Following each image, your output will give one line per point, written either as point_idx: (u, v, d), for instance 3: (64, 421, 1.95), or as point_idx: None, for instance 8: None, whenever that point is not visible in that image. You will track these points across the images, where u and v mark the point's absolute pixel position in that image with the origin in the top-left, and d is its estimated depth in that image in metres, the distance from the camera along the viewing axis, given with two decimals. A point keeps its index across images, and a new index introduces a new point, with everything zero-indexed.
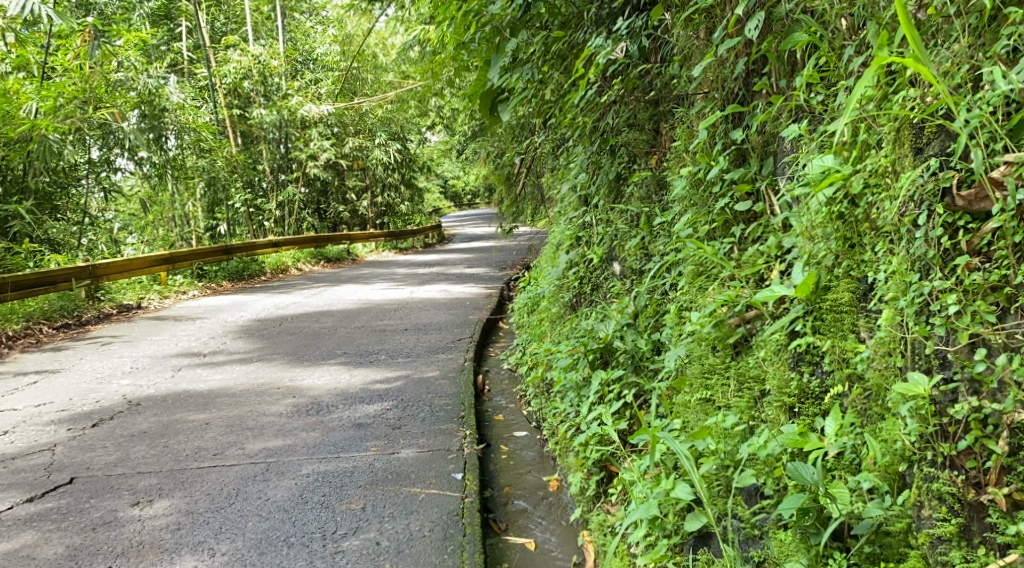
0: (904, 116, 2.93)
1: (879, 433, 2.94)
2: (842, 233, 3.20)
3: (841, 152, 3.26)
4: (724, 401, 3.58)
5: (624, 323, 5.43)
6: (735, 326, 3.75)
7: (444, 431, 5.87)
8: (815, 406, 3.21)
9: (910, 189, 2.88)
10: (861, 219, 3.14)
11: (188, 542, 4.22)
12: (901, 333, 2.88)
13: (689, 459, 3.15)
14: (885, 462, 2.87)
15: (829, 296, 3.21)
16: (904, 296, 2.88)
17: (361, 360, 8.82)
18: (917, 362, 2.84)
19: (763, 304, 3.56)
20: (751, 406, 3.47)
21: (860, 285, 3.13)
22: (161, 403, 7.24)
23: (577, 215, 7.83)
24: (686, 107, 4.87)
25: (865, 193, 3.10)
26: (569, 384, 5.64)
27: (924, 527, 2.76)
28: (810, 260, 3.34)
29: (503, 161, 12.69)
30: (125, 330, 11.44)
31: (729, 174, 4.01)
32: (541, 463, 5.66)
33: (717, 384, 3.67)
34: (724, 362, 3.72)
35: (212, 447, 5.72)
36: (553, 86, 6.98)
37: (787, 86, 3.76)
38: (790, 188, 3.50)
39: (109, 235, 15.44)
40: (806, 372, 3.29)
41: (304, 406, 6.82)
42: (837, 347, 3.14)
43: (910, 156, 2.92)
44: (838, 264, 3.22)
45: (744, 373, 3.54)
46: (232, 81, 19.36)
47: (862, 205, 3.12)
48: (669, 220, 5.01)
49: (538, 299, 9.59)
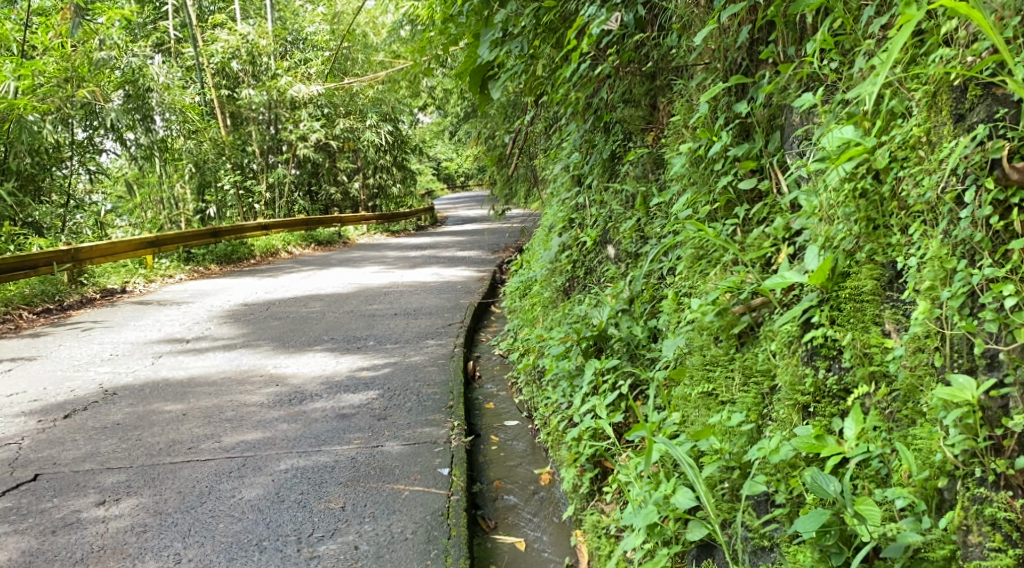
0: (942, 79, 2.68)
1: (912, 442, 2.66)
2: (864, 213, 2.92)
3: (861, 123, 3.00)
4: (728, 396, 3.32)
5: (619, 310, 5.21)
6: (739, 315, 3.44)
7: (431, 422, 5.61)
8: (833, 406, 2.93)
9: (954, 162, 2.62)
10: (887, 197, 2.87)
11: (152, 546, 3.97)
12: (939, 327, 2.61)
13: (693, 468, 2.87)
14: (922, 478, 2.59)
15: (848, 284, 2.94)
16: (945, 286, 2.60)
17: (349, 346, 8.55)
18: (959, 361, 2.58)
19: (771, 292, 3.28)
20: (761, 404, 3.21)
21: (885, 272, 2.86)
22: (138, 392, 6.96)
23: (570, 196, 7.59)
24: (685, 79, 4.59)
25: (892, 167, 2.85)
26: (562, 373, 5.37)
27: (971, 557, 2.47)
28: (826, 245, 3.06)
29: (495, 141, 12.40)
30: (107, 315, 11.15)
31: (734, 150, 3.72)
32: (532, 455, 5.42)
33: (720, 376, 3.41)
34: (728, 354, 3.45)
35: (187, 440, 5.45)
36: (545, 61, 6.70)
37: (798, 53, 3.49)
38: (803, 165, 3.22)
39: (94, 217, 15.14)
40: (822, 368, 3.00)
41: (286, 395, 6.56)
42: (857, 340, 2.87)
43: (949, 125, 2.67)
44: (859, 248, 2.95)
45: (750, 366, 3.29)
46: (219, 61, 18.99)
47: (887, 180, 2.86)
48: (667, 202, 4.73)
49: (531, 283, 9.32)
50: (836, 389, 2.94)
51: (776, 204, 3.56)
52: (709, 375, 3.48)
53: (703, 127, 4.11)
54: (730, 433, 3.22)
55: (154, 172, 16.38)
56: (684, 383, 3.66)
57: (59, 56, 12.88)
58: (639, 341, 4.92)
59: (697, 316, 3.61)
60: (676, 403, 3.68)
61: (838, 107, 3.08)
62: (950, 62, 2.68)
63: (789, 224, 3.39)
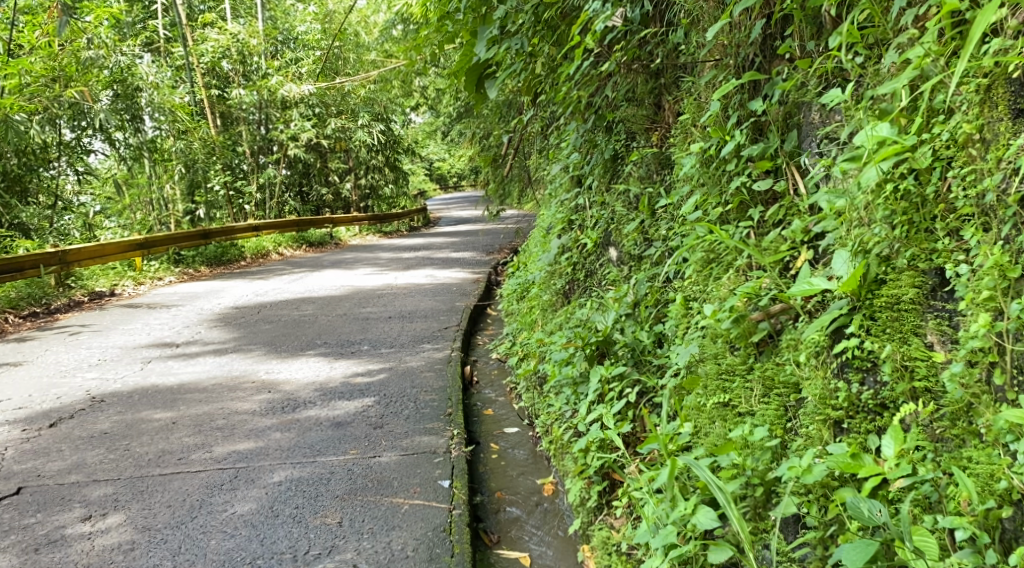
0: (1000, 72, 2.60)
1: (969, 466, 2.51)
2: (906, 217, 2.80)
3: (897, 123, 2.87)
4: (747, 408, 3.17)
5: (623, 314, 5.08)
6: (758, 323, 3.27)
7: (429, 431, 5.44)
8: (869, 422, 2.79)
9: (1015, 160, 2.53)
10: (931, 201, 2.75)
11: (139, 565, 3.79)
12: (999, 340, 2.50)
13: (726, 494, 2.68)
14: (985, 509, 2.43)
15: (884, 292, 2.80)
16: (1009, 295, 2.48)
17: (343, 351, 8.37)
18: (1019, 375, 2.47)
19: (793, 299, 3.12)
20: (785, 417, 3.06)
21: (927, 280, 2.74)
22: (127, 399, 6.78)
23: (569, 197, 7.47)
24: (694, 77, 4.44)
25: (937, 166, 2.75)
26: (565, 380, 5.20)
27: None
28: (860, 252, 2.92)
29: (490, 141, 12.23)
30: (95, 318, 10.94)
31: (749, 150, 3.58)
32: (535, 464, 5.26)
33: (737, 388, 3.25)
34: (746, 364, 3.31)
35: (177, 450, 5.27)
36: (545, 59, 6.55)
37: (820, 49, 3.35)
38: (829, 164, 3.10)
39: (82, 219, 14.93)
40: (855, 382, 2.86)
41: (279, 402, 6.39)
42: (898, 353, 2.73)
43: (1005, 121, 2.59)
44: (898, 254, 2.82)
45: (772, 378, 3.13)
46: (209, 61, 18.79)
47: (933, 182, 2.74)
48: (675, 204, 4.58)
49: (529, 286, 9.15)
50: (872, 404, 2.80)
51: (794, 208, 3.42)
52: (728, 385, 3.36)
53: (715, 126, 3.96)
54: (753, 447, 3.07)
55: (144, 173, 16.18)
56: (700, 393, 3.52)
57: (46, 55, 12.67)
58: (644, 347, 4.77)
59: (715, 324, 3.47)
60: (689, 413, 3.53)
61: (873, 103, 2.95)
62: (1005, 55, 2.62)
63: (811, 228, 3.25)
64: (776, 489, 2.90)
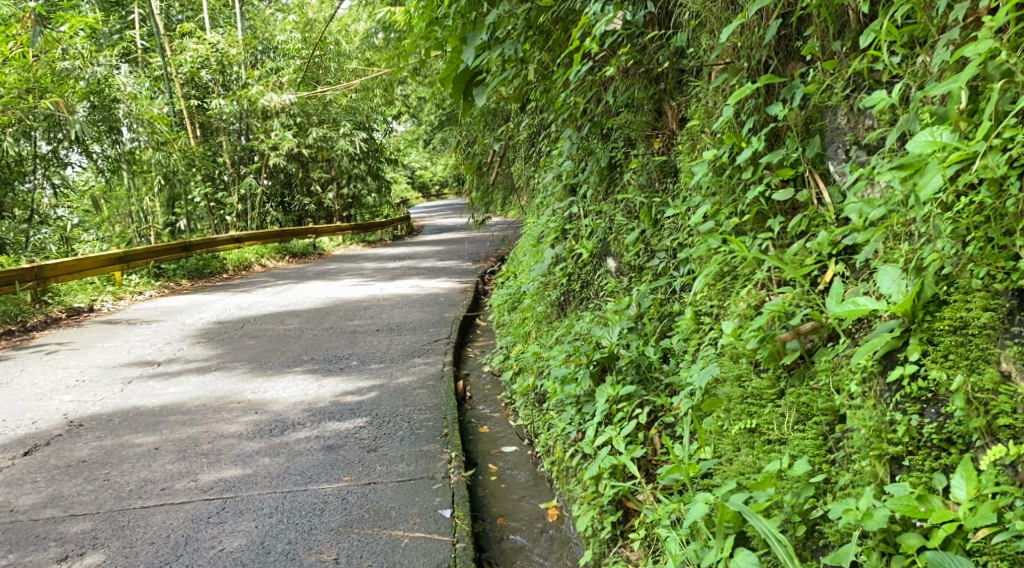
0: None
1: None
2: (980, 232, 2.56)
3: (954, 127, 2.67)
4: (779, 435, 2.98)
5: (627, 328, 4.87)
6: (787, 343, 3.07)
7: (426, 453, 5.20)
8: (933, 459, 2.57)
9: None
10: (1012, 216, 2.51)
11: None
12: None
13: None
14: None
15: (946, 314, 2.60)
16: None
17: (331, 367, 8.10)
18: None
19: (822, 314, 3.00)
20: (825, 446, 2.85)
21: (1001, 303, 2.51)
22: (107, 423, 6.49)
23: (562, 206, 7.27)
24: (701, 82, 4.24)
25: (1013, 177, 2.52)
26: (568, 399, 4.97)
27: None
28: (913, 271, 2.71)
29: (475, 149, 12.01)
30: (73, 336, 10.61)
31: (766, 156, 3.37)
32: (536, 487, 5.03)
33: (769, 414, 3.06)
34: (775, 388, 3.10)
35: (160, 478, 5.02)
36: (536, 65, 6.35)
37: (847, 49, 3.15)
38: (870, 170, 2.92)
39: (59, 233, 14.57)
40: (914, 412, 2.63)
41: (266, 424, 6.12)
42: (968, 383, 2.51)
43: None
44: (967, 272, 2.59)
45: (810, 404, 2.94)
46: (188, 71, 18.51)
47: (1012, 192, 2.51)
48: (684, 215, 4.37)
49: (520, 297, 8.92)
50: (936, 439, 2.56)
51: (820, 219, 3.21)
52: (754, 411, 3.14)
53: (728, 132, 3.76)
54: (790, 480, 2.85)
55: (123, 185, 15.86)
56: (722, 417, 3.30)
57: (20, 66, 12.24)
58: (650, 364, 4.57)
59: (740, 344, 3.26)
60: (709, 437, 3.31)
61: (921, 107, 2.74)
62: None
63: (841, 241, 3.06)
64: (820, 528, 2.72)
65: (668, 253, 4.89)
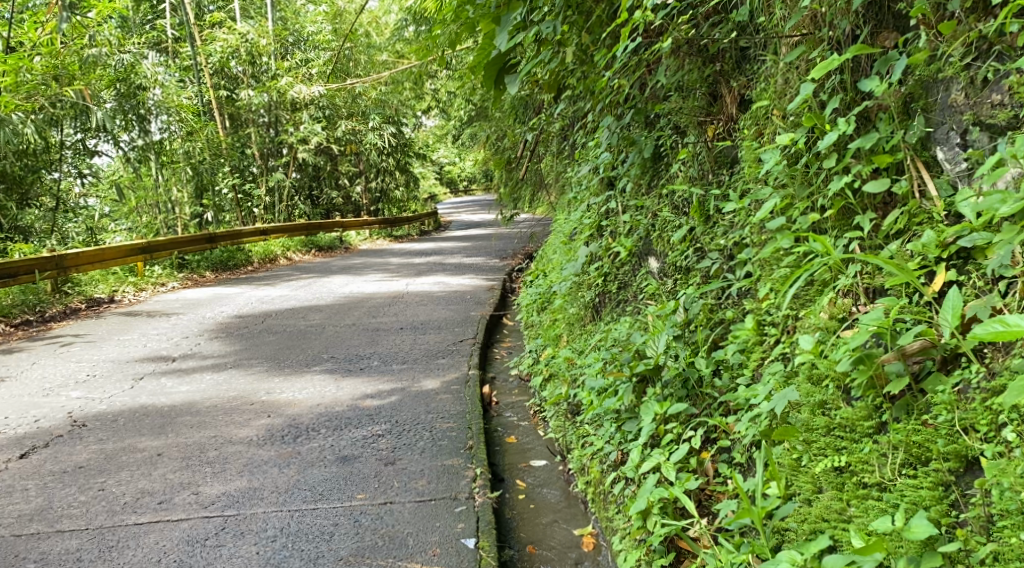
0: None
1: None
2: None
3: None
4: (884, 480, 2.50)
5: (674, 336, 4.39)
6: (891, 367, 2.57)
7: (448, 469, 4.73)
8: None
9: None
10: None
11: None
12: None
13: None
14: None
15: None
16: None
17: (351, 367, 7.66)
18: None
19: (941, 334, 2.51)
20: (947, 499, 2.37)
21: None
22: (111, 424, 6.07)
23: (599, 201, 6.79)
24: (770, 57, 3.74)
25: None
26: (607, 412, 4.49)
27: None
28: None
29: (505, 143, 11.53)
30: (91, 328, 10.24)
31: (860, 140, 2.87)
32: (570, 509, 4.57)
33: (867, 452, 2.57)
34: (872, 421, 2.61)
35: (159, 490, 4.58)
36: (575, 48, 5.84)
37: (967, 11, 2.66)
38: (1006, 157, 2.42)
39: (88, 223, 14.28)
40: None
41: (279, 429, 5.67)
42: None
43: None
44: None
45: (924, 445, 2.45)
46: (218, 61, 18.15)
47: None
48: (747, 212, 3.86)
49: (551, 297, 8.42)
50: None
51: (924, 218, 2.71)
52: (844, 445, 2.64)
53: (806, 112, 3.26)
54: (902, 541, 2.36)
55: (151, 176, 15.54)
56: (799, 447, 2.80)
57: (46, 52, 11.76)
58: (701, 377, 4.08)
59: (824, 364, 2.76)
60: (778, 469, 2.83)
61: None
62: None
63: (954, 243, 2.56)
64: None
65: (722, 253, 4.39)
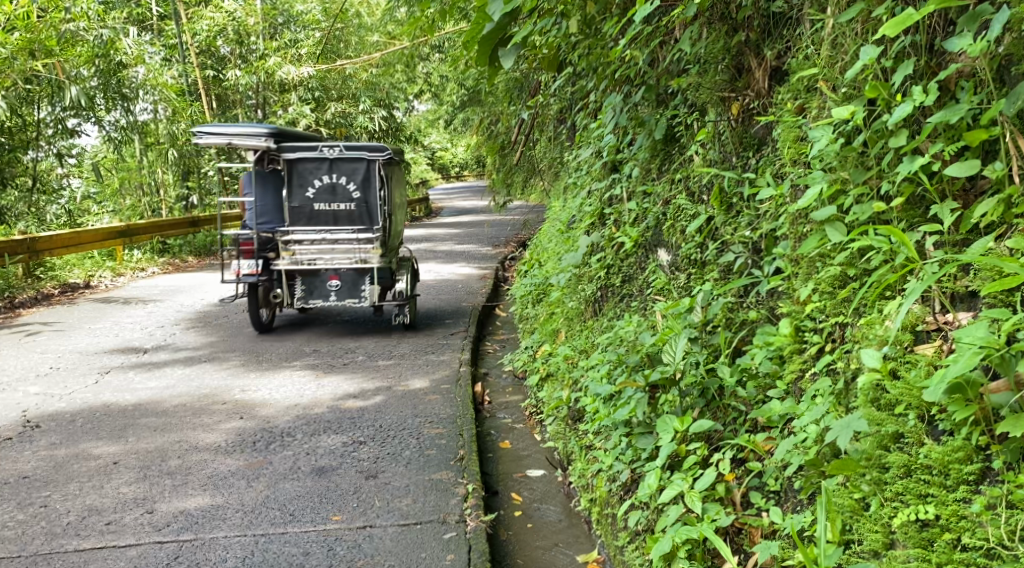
0: None
1: None
2: None
3: None
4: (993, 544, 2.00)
5: (691, 338, 3.89)
6: (996, 398, 2.07)
7: (438, 486, 4.22)
8: None
9: None
10: None
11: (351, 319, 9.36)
12: None
13: None
14: None
15: None
16: None
17: (333, 362, 7.12)
18: None
19: None
20: None
21: None
22: (68, 424, 5.54)
23: (602, 186, 6.25)
24: (818, 21, 3.20)
25: None
26: (612, 425, 3.98)
27: None
28: None
29: (499, 126, 10.97)
30: (61, 315, 9.68)
31: (944, 115, 2.37)
32: (572, 530, 4.07)
33: (965, 505, 2.09)
34: (971, 465, 2.11)
35: (109, 507, 4.06)
36: (578, 19, 5.27)
37: None
38: None
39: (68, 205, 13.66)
40: None
41: (251, 433, 5.16)
42: None
43: None
44: None
45: None
46: (204, 41, 17.42)
47: None
48: (786, 199, 3.35)
49: (548, 289, 7.88)
50: None
51: None
52: (930, 493, 2.16)
53: (867, 81, 2.75)
54: None
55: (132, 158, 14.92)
56: (864, 487, 2.34)
57: (22, 26, 10.83)
58: (723, 387, 3.59)
59: (899, 390, 2.28)
60: (838, 514, 2.38)
61: None
62: None
63: None
64: None
65: (746, 246, 3.87)
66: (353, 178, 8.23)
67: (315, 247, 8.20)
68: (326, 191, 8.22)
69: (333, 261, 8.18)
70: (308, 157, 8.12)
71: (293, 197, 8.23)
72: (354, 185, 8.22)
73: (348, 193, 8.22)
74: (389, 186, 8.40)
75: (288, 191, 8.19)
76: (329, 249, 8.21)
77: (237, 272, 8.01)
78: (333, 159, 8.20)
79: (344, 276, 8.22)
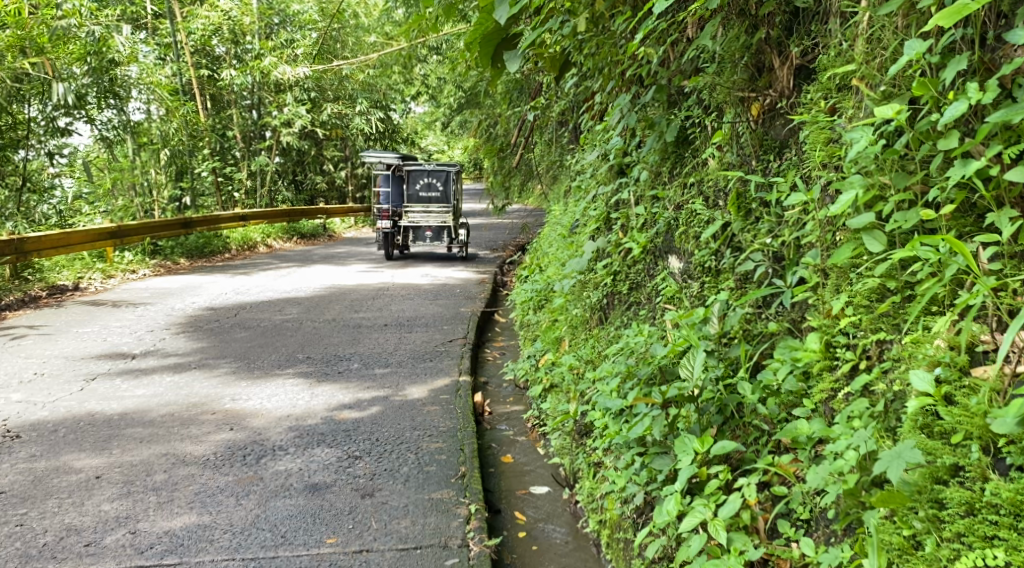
0: None
1: None
2: None
3: None
4: None
5: (708, 351, 3.67)
6: None
7: (439, 506, 3.99)
8: None
9: None
10: None
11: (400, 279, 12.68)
12: None
13: None
14: None
15: None
16: None
17: (328, 370, 6.89)
18: None
19: None
20: None
21: None
22: (50, 435, 5.29)
23: (607, 190, 6.02)
24: (851, 15, 2.99)
25: None
26: (623, 443, 3.76)
27: None
28: None
29: (497, 128, 10.78)
30: (47, 318, 9.42)
31: (1004, 114, 2.17)
32: (578, 553, 3.86)
33: None
34: None
35: (89, 527, 3.82)
36: (585, 18, 5.05)
37: None
38: None
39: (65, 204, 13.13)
40: None
41: (240, 446, 4.92)
42: None
43: None
44: None
45: None
46: (198, 40, 17.05)
47: None
48: (814, 204, 3.14)
49: (550, 295, 7.68)
50: None
51: None
52: (997, 535, 1.97)
53: (912, 80, 2.54)
54: None
55: (124, 158, 14.65)
56: (916, 524, 2.14)
57: (12, 23, 10.53)
58: (744, 404, 3.37)
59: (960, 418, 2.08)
60: (885, 552, 2.18)
61: None
62: None
63: None
64: None
65: (767, 255, 3.65)
66: (439, 179, 15.24)
67: (419, 214, 15.04)
68: (425, 187, 15.39)
69: (428, 221, 14.97)
70: (417, 169, 15.15)
71: (409, 190, 15.34)
72: (440, 183, 15.25)
73: (437, 188, 15.28)
74: (459, 186, 15.44)
75: (406, 185, 15.22)
76: (426, 214, 15.01)
77: (381, 225, 14.50)
78: (430, 169, 15.17)
79: (431, 231, 15.09)
